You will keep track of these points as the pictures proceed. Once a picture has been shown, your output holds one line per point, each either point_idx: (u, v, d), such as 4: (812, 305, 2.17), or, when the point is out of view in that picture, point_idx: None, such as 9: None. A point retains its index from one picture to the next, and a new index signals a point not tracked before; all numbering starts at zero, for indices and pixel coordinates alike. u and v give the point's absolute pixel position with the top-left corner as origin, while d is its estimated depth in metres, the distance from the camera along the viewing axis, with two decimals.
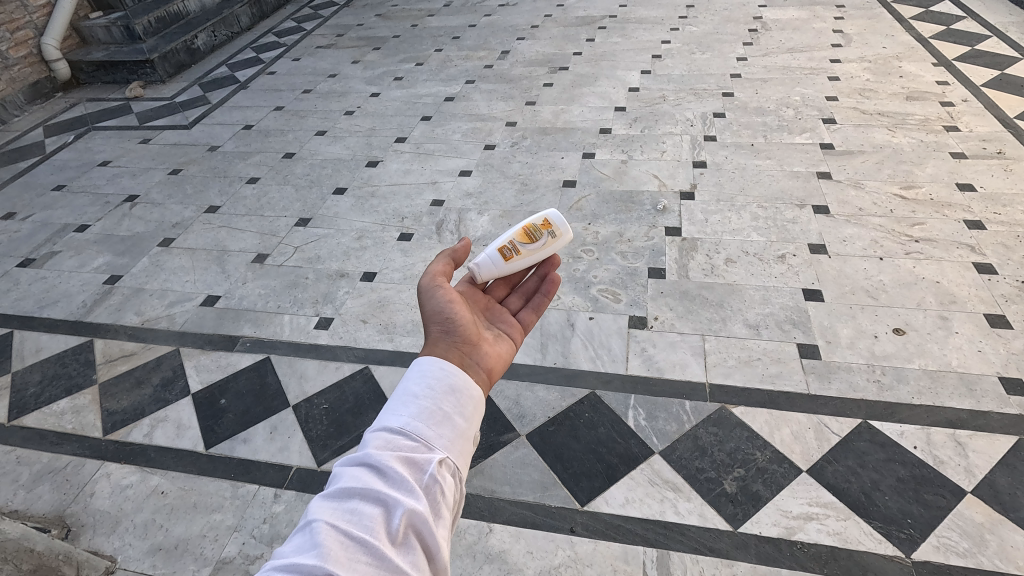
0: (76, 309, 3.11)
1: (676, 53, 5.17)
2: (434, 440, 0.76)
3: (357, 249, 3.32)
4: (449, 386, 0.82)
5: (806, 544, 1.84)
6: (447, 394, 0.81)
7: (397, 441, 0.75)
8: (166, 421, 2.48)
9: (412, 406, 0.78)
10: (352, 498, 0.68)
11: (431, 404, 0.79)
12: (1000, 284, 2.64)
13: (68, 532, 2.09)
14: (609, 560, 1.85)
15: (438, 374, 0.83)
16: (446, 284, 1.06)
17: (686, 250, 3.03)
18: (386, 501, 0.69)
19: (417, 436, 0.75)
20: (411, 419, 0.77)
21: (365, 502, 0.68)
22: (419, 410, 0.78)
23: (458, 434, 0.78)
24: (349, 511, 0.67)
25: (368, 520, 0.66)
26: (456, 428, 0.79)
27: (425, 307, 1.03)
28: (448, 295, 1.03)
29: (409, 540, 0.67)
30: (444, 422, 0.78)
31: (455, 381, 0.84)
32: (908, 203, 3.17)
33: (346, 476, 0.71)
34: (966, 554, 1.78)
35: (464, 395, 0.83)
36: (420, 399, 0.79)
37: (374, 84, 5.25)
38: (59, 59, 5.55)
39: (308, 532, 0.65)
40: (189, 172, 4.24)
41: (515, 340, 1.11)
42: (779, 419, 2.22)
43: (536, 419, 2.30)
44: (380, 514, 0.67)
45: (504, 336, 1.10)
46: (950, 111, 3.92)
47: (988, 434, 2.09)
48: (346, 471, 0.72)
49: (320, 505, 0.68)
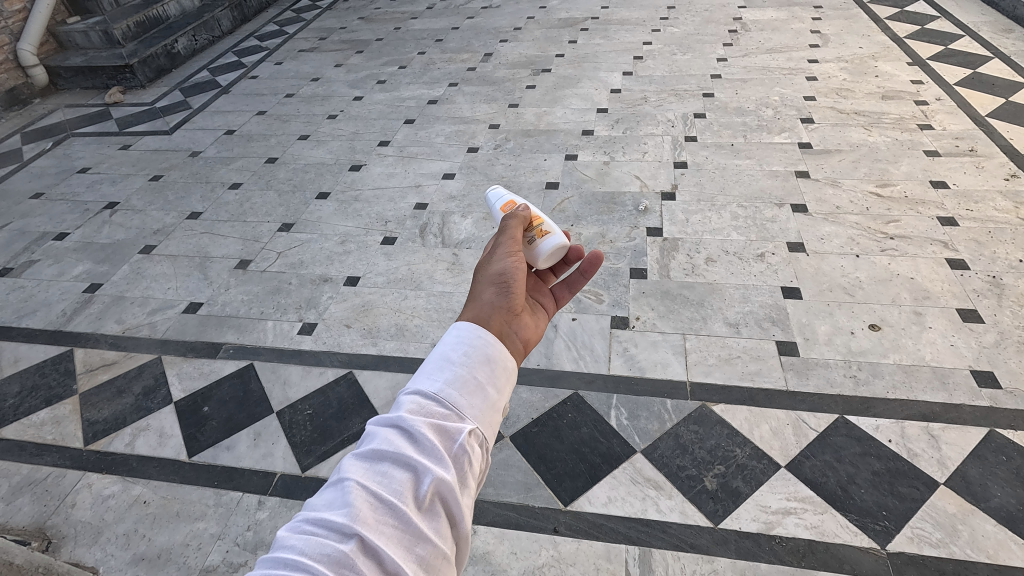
0: (55, 319, 3.07)
1: (657, 54, 5.22)
2: (466, 410, 0.69)
3: (341, 253, 3.32)
4: (485, 355, 0.74)
5: (785, 538, 1.88)
6: (482, 363, 0.73)
7: (430, 407, 0.68)
8: (148, 429, 2.46)
9: (447, 371, 0.71)
10: (384, 460, 0.63)
11: (466, 372, 0.72)
12: (973, 279, 2.70)
13: (48, 544, 2.07)
14: (592, 559, 1.88)
15: (476, 341, 0.75)
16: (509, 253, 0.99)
17: (667, 250, 3.07)
18: (415, 467, 0.63)
19: (450, 404, 0.68)
20: (445, 385, 0.70)
21: (395, 467, 0.62)
22: (455, 377, 0.71)
23: (489, 405, 0.71)
24: (380, 472, 0.62)
25: (397, 483, 0.61)
26: (488, 399, 0.71)
27: (483, 268, 0.96)
28: (511, 261, 0.96)
29: (434, 507, 0.62)
30: (477, 392, 0.71)
31: (491, 351, 0.75)
32: (883, 200, 3.24)
33: (379, 437, 0.65)
34: (939, 544, 1.82)
35: (498, 365, 0.74)
36: (456, 366, 0.72)
37: (357, 87, 5.25)
38: (36, 64, 5.49)
39: (338, 489, 0.60)
40: (170, 178, 4.21)
41: (547, 314, 1.06)
42: (758, 415, 2.25)
43: (519, 420, 2.32)
44: (409, 480, 0.62)
45: (541, 310, 1.04)
46: (924, 109, 3.99)
47: (960, 427, 2.14)
48: (378, 431, 0.66)
49: (351, 463, 0.63)
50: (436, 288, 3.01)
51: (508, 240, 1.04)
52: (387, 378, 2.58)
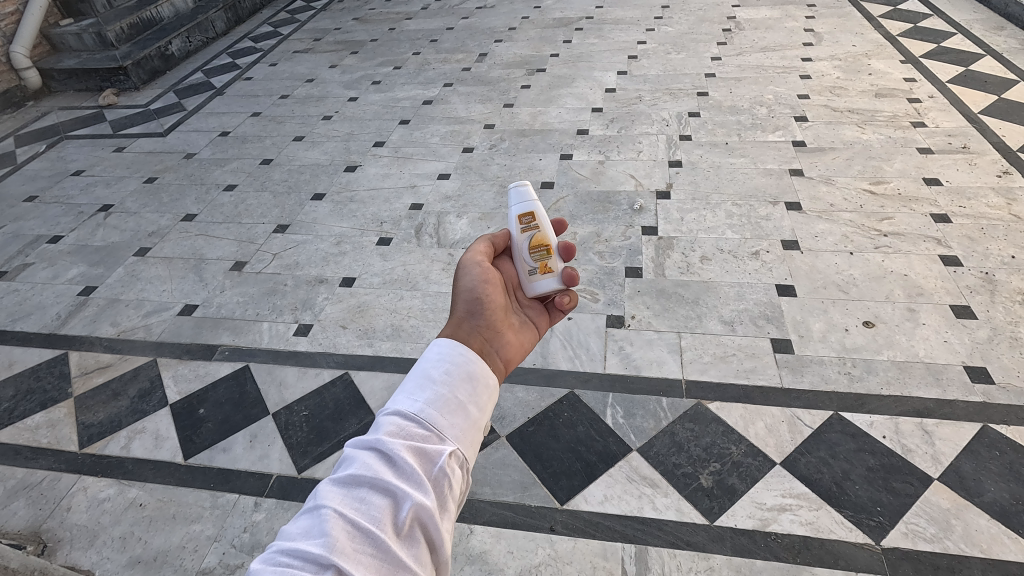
0: (50, 322, 3.06)
1: (652, 53, 5.23)
2: (447, 430, 0.71)
3: (336, 254, 3.31)
4: (467, 373, 0.77)
5: (780, 534, 1.89)
6: (463, 382, 0.76)
7: (410, 428, 0.70)
8: (144, 432, 2.46)
9: (428, 391, 0.74)
10: (362, 486, 0.63)
11: (448, 391, 0.75)
12: (966, 275, 2.72)
13: (44, 548, 2.06)
14: (589, 557, 1.88)
15: (457, 359, 0.79)
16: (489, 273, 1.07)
17: (662, 248, 3.08)
18: (394, 492, 0.64)
19: (430, 425, 0.71)
20: (425, 405, 0.72)
21: (373, 492, 0.63)
22: (435, 396, 0.73)
23: (470, 424, 0.74)
24: (357, 499, 0.62)
25: (376, 510, 0.61)
26: (469, 418, 0.74)
27: (462, 291, 1.02)
28: (479, 276, 1.04)
29: (414, 533, 0.63)
30: (458, 411, 0.74)
31: (472, 368, 0.79)
32: (877, 198, 3.25)
33: (357, 461, 0.66)
34: (933, 539, 1.83)
35: (479, 383, 0.78)
36: (437, 384, 0.75)
37: (352, 88, 5.25)
38: (29, 67, 5.47)
39: (314, 516, 0.60)
40: (165, 180, 4.20)
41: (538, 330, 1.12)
42: (754, 412, 2.26)
43: (515, 419, 2.33)
44: (387, 506, 0.62)
45: (531, 327, 1.11)
46: (917, 107, 4.01)
47: (954, 422, 2.16)
48: (356, 455, 0.67)
49: (328, 489, 0.63)
50: (432, 288, 3.02)
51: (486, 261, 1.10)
52: (383, 378, 2.58)
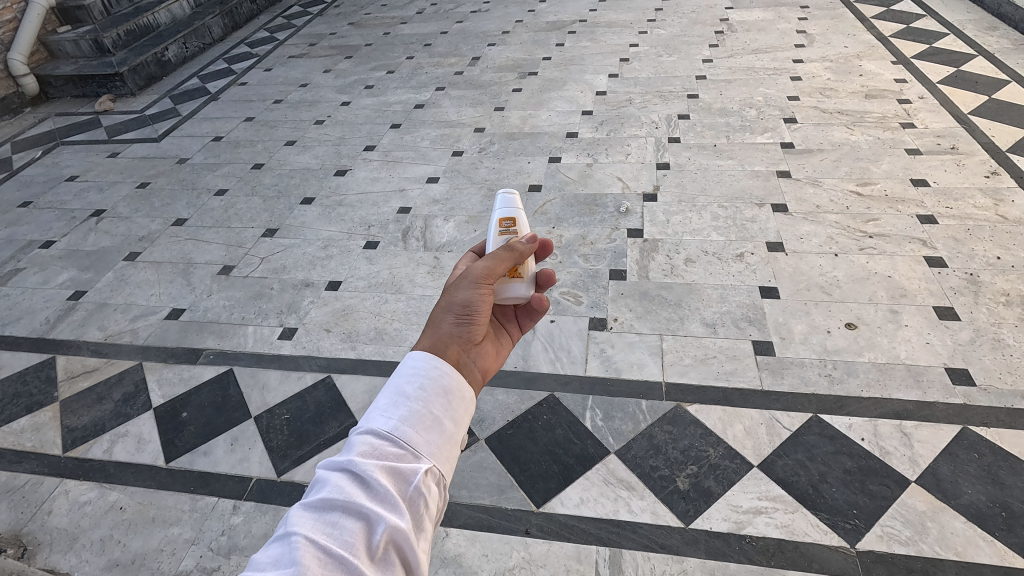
0: (39, 326, 3.09)
1: (643, 56, 5.24)
2: (422, 447, 0.72)
3: (323, 258, 3.33)
4: (442, 388, 0.78)
5: (755, 537, 1.88)
6: (438, 396, 0.77)
7: (384, 447, 0.70)
8: (126, 435, 2.47)
9: (402, 407, 0.74)
10: (334, 510, 0.63)
11: (422, 407, 0.75)
12: (950, 276, 2.71)
13: (23, 551, 2.07)
14: (563, 560, 1.88)
15: (432, 373, 0.79)
16: (486, 284, 1.03)
17: (647, 251, 3.08)
18: (367, 515, 0.64)
19: (404, 443, 0.71)
20: (399, 423, 0.72)
21: (346, 516, 0.63)
22: (409, 413, 0.73)
23: (446, 439, 0.74)
24: (329, 523, 0.62)
25: (348, 534, 0.61)
26: (445, 433, 0.74)
27: (448, 296, 1.00)
28: (477, 289, 1.01)
29: (389, 555, 0.63)
30: (433, 426, 0.74)
31: (448, 382, 0.80)
32: (863, 199, 3.24)
33: (329, 485, 0.66)
34: (908, 542, 1.82)
35: (455, 396, 0.79)
36: (411, 401, 0.75)
37: (345, 92, 5.27)
38: (26, 73, 5.51)
39: (284, 544, 0.60)
40: (157, 185, 4.23)
41: (513, 341, 1.15)
42: (732, 415, 2.26)
43: (495, 423, 2.33)
44: (361, 530, 0.62)
45: (505, 337, 1.13)
46: (907, 108, 4.01)
47: (933, 424, 2.14)
48: (328, 478, 0.67)
49: (299, 515, 0.63)
50: (417, 291, 3.03)
51: (485, 262, 1.07)
52: (365, 381, 2.59)
